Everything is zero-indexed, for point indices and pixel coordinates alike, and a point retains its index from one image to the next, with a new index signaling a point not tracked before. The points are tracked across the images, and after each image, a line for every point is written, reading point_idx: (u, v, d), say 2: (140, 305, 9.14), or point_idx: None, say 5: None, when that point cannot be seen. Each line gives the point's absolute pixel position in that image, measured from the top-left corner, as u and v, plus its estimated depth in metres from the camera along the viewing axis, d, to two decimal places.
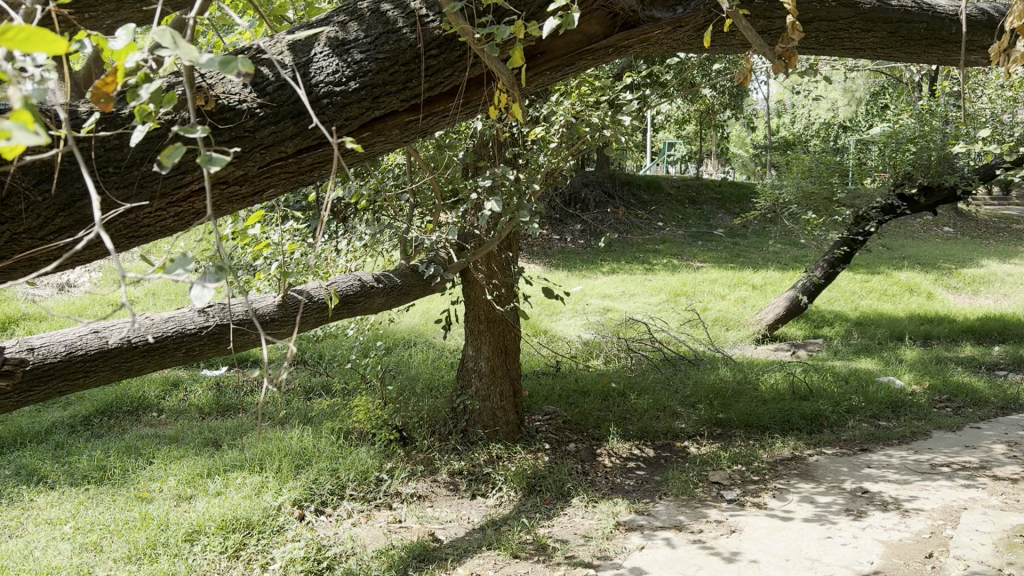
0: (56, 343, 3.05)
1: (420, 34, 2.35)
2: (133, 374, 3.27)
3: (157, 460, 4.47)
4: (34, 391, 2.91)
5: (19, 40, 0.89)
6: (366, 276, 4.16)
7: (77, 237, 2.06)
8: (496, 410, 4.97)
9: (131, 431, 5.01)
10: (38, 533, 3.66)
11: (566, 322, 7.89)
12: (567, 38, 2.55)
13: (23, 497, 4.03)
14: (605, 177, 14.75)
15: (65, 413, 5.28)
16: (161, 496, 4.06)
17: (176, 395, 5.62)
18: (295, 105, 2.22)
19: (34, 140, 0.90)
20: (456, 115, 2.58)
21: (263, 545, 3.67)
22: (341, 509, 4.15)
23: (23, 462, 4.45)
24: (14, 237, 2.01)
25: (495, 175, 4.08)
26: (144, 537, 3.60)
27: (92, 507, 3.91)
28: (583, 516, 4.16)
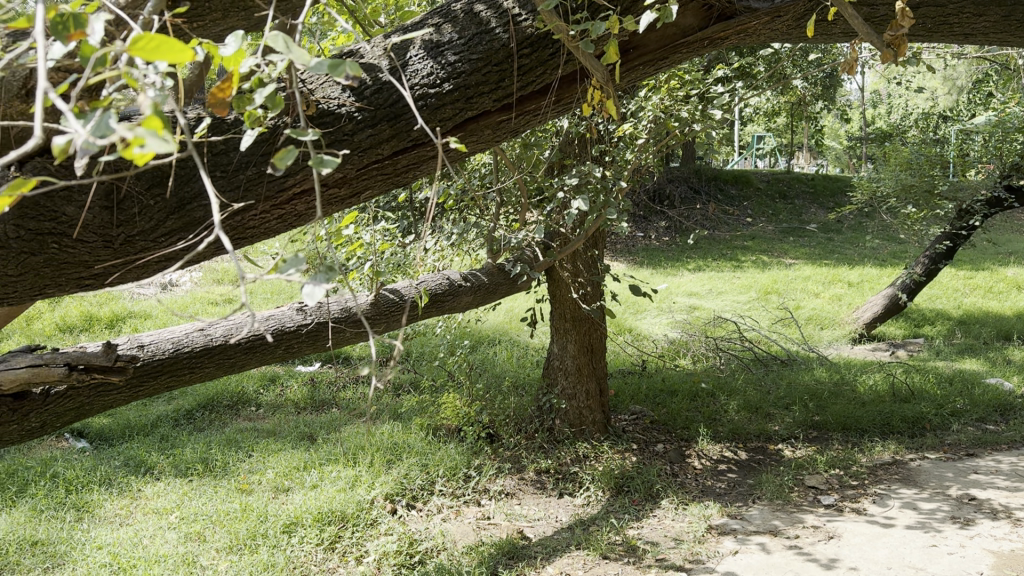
0: (164, 341, 3.21)
1: (513, 33, 2.35)
2: (237, 371, 3.37)
3: (256, 453, 4.62)
4: (145, 386, 3.11)
5: (148, 48, 0.92)
6: (454, 275, 4.19)
7: (185, 239, 2.15)
8: (582, 409, 4.94)
9: (231, 425, 5.19)
10: (146, 522, 3.83)
11: (652, 320, 7.81)
12: (661, 32, 2.50)
13: (132, 487, 4.21)
14: (690, 173, 14.50)
15: (170, 407, 5.51)
16: (260, 488, 4.20)
17: (273, 390, 5.81)
18: (392, 107, 2.25)
19: (165, 144, 0.93)
20: (548, 112, 2.57)
21: (358, 538, 3.75)
22: (431, 504, 4.20)
23: (131, 453, 4.67)
24: (129, 240, 2.11)
25: (581, 172, 4.05)
26: (244, 528, 3.71)
27: (196, 497, 4.07)
28: (674, 518, 4.10)
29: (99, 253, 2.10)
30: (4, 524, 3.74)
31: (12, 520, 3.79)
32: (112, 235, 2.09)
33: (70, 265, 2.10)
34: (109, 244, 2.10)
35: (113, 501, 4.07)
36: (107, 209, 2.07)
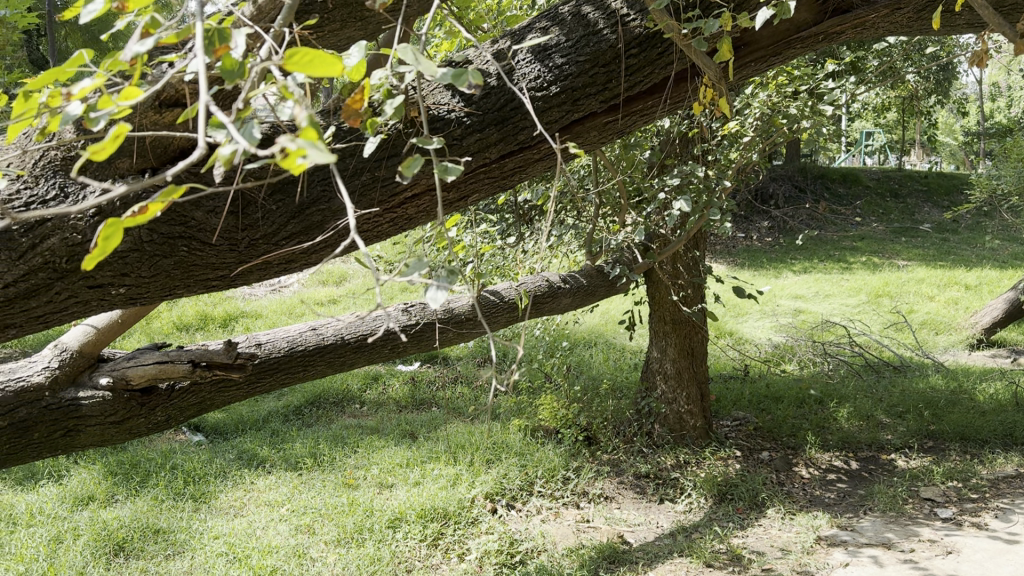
0: (279, 340, 3.35)
1: (621, 34, 2.34)
2: (345, 369, 3.50)
3: (361, 449, 4.75)
4: (261, 382, 3.24)
5: (304, 62, 0.95)
6: (553, 277, 4.18)
7: (305, 241, 2.26)
8: (683, 414, 4.86)
9: (337, 421, 5.35)
10: (259, 513, 3.98)
11: (755, 324, 7.63)
12: (772, 28, 2.44)
13: (245, 479, 4.39)
14: (795, 171, 14.09)
15: (280, 403, 5.73)
16: (365, 483, 4.31)
17: (375, 388, 5.96)
18: (500, 112, 2.28)
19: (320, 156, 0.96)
20: (655, 113, 2.54)
21: (460, 535, 3.80)
22: (531, 505, 4.21)
23: (244, 447, 4.87)
24: (252, 243, 2.22)
25: (683, 172, 3.99)
26: (352, 522, 3.82)
27: (305, 491, 4.21)
28: (780, 528, 3.99)
29: (225, 255, 2.21)
30: (130, 511, 3.95)
31: (136, 508, 4.00)
32: (237, 238, 2.20)
33: (198, 266, 2.20)
34: (235, 248, 2.20)
35: (228, 492, 4.25)
36: (233, 214, 2.18)
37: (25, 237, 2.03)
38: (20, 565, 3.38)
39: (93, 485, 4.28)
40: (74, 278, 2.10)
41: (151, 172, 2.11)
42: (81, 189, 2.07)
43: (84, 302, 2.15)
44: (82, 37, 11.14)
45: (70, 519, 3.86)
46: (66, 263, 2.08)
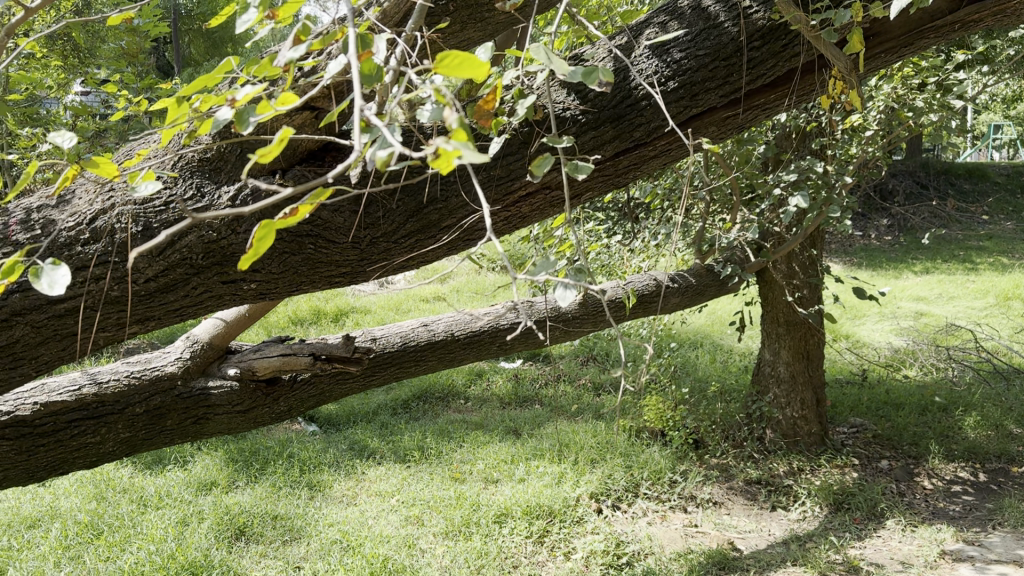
0: (393, 335, 3.47)
1: (744, 27, 2.28)
2: (455, 365, 3.58)
3: (467, 444, 4.81)
4: (376, 375, 3.35)
5: (451, 65, 0.95)
6: (662, 275, 4.07)
7: (422, 239, 2.32)
8: (797, 419, 4.72)
9: (443, 416, 5.45)
10: (371, 503, 4.09)
11: (872, 327, 7.35)
12: (904, 17, 2.32)
13: (357, 469, 4.53)
14: (915, 167, 13.47)
15: (388, 396, 5.87)
16: (472, 477, 4.38)
17: (479, 384, 6.04)
18: (615, 109, 2.24)
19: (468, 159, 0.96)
20: (779, 107, 2.44)
21: (565, 534, 3.80)
22: (637, 506, 4.16)
23: (355, 438, 5.01)
24: (373, 241, 2.28)
25: (801, 168, 3.87)
26: (459, 516, 3.87)
27: (414, 483, 4.30)
28: (900, 541, 3.82)
29: (347, 253, 2.27)
30: (249, 497, 4.13)
31: (256, 494, 4.17)
32: (359, 235, 2.26)
33: (324, 263, 2.27)
34: (357, 245, 2.26)
35: (341, 482, 4.38)
36: (356, 212, 2.24)
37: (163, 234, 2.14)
38: (151, 544, 3.55)
39: (215, 471, 4.49)
40: (209, 274, 2.21)
41: (281, 172, 2.17)
42: (216, 189, 2.17)
43: (218, 296, 2.27)
44: (205, 44, 11.75)
45: (195, 502, 4.06)
46: (202, 259, 2.18)
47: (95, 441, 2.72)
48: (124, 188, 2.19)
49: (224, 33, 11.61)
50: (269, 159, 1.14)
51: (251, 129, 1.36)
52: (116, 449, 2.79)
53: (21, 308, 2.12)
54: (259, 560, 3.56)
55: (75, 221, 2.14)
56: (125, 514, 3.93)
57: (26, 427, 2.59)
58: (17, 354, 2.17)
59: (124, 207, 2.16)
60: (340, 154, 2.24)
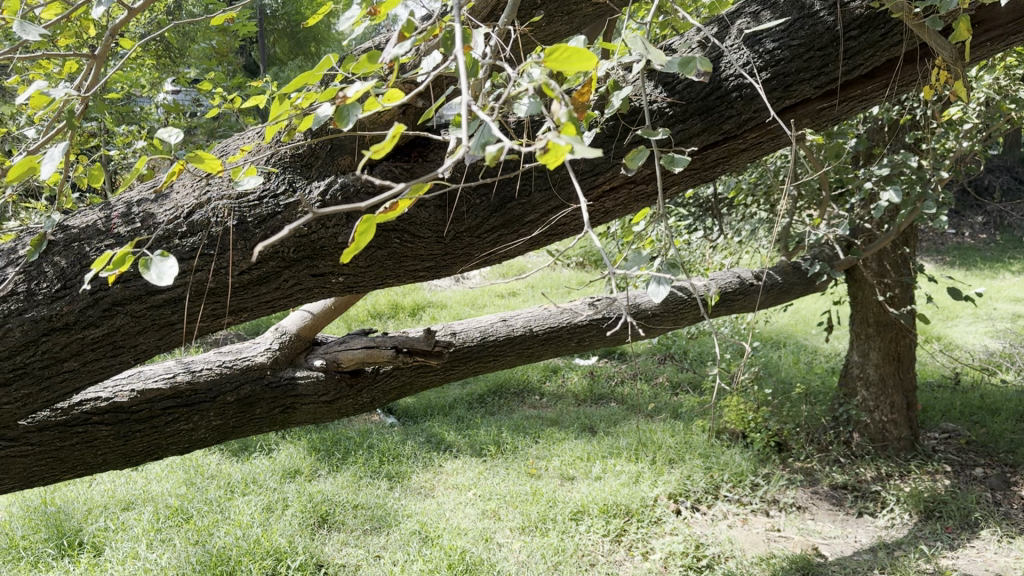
0: (472, 329, 3.49)
1: (840, 16, 2.21)
2: (533, 361, 3.59)
3: (542, 440, 4.81)
4: (455, 369, 3.37)
5: (560, 60, 0.93)
6: (746, 273, 3.99)
7: (506, 233, 2.30)
8: (886, 423, 4.57)
9: (518, 411, 5.46)
10: (448, 496, 4.14)
11: (965, 330, 7.06)
12: (1014, 3, 2.22)
13: (435, 462, 4.58)
14: (1014, 162, 12.89)
15: (464, 391, 5.93)
16: (548, 474, 4.38)
17: (555, 380, 6.04)
18: (704, 101, 2.16)
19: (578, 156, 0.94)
20: (875, 98, 2.36)
21: (643, 534, 3.76)
22: (717, 509, 4.09)
23: (433, 431, 5.07)
24: (457, 236, 2.28)
25: (893, 162, 3.74)
26: (536, 511, 3.87)
27: (491, 477, 4.32)
28: (996, 552, 3.66)
29: (431, 247, 2.29)
30: (332, 486, 4.22)
31: (337, 483, 4.26)
32: (444, 230, 2.27)
33: (409, 257, 2.29)
34: (441, 240, 2.28)
35: (419, 473, 4.44)
36: (441, 207, 2.26)
37: (256, 228, 2.20)
38: (238, 530, 3.64)
39: (299, 460, 4.60)
40: (299, 267, 2.26)
41: (368, 168, 2.20)
42: (307, 184, 2.21)
43: (307, 289, 2.32)
44: (289, 45, 12.10)
45: (280, 490, 4.17)
46: (293, 253, 2.23)
47: (187, 428, 2.83)
48: (221, 182, 2.24)
49: (305, 33, 11.89)
50: (382, 155, 1.17)
51: (352, 125, 1.39)
52: (208, 436, 2.89)
53: (122, 298, 2.22)
54: (341, 548, 3.63)
55: (173, 215, 2.22)
56: (214, 499, 4.06)
57: (124, 413, 2.73)
58: (117, 343, 2.28)
59: (220, 201, 2.22)
60: (425, 150, 2.25)
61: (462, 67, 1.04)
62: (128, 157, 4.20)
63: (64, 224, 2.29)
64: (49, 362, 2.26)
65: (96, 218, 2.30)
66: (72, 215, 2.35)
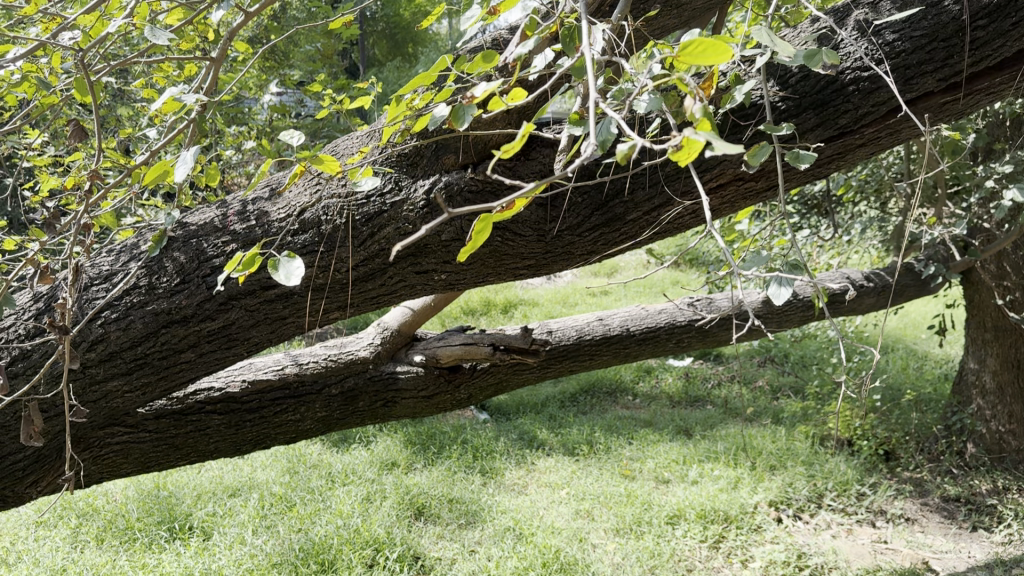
0: (569, 328, 3.49)
1: (967, 4, 2.09)
2: (630, 361, 3.58)
3: (636, 441, 4.77)
4: (551, 368, 3.36)
5: (694, 54, 0.91)
6: (855, 275, 3.86)
7: (608, 232, 2.25)
8: (1002, 434, 4.25)
9: (611, 411, 5.45)
10: (541, 494, 4.15)
11: None
12: None
13: (528, 460, 4.60)
14: None
15: (557, 389, 5.95)
16: (642, 476, 4.34)
17: (648, 381, 6.00)
18: (818, 95, 2.09)
19: (713, 154, 0.91)
20: (1005, 91, 2.20)
21: (743, 541, 3.68)
22: (820, 518, 3.96)
23: (525, 428, 5.10)
24: (558, 235, 2.27)
25: (1016, 158, 3.53)
26: (631, 514, 3.83)
27: (584, 476, 4.31)
28: None
29: (532, 246, 2.29)
30: (427, 479, 4.29)
31: (433, 476, 4.32)
32: (546, 229, 2.27)
33: (510, 255, 2.30)
34: (542, 237, 2.27)
35: (512, 470, 4.47)
36: (543, 205, 2.25)
37: (364, 226, 2.25)
38: (339, 519, 3.73)
39: (396, 452, 4.69)
40: (404, 264, 2.30)
41: (472, 167, 2.22)
42: (413, 184, 2.23)
43: (411, 285, 2.36)
44: (388, 46, 12.36)
45: (378, 481, 4.26)
46: (398, 251, 2.27)
47: (294, 419, 2.94)
48: (330, 181, 2.29)
49: (401, 35, 12.15)
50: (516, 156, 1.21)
51: (467, 125, 1.41)
52: (313, 426, 3.00)
53: (236, 292, 2.31)
54: (437, 541, 3.68)
55: (286, 213, 2.30)
56: (316, 488, 4.18)
57: (235, 403, 2.85)
58: (231, 336, 2.37)
59: (330, 200, 2.28)
60: (529, 149, 2.23)
61: (593, 64, 1.02)
62: (239, 158, 4.38)
63: (184, 221, 2.41)
64: (168, 352, 2.37)
65: (212, 215, 2.40)
66: (191, 212, 2.46)
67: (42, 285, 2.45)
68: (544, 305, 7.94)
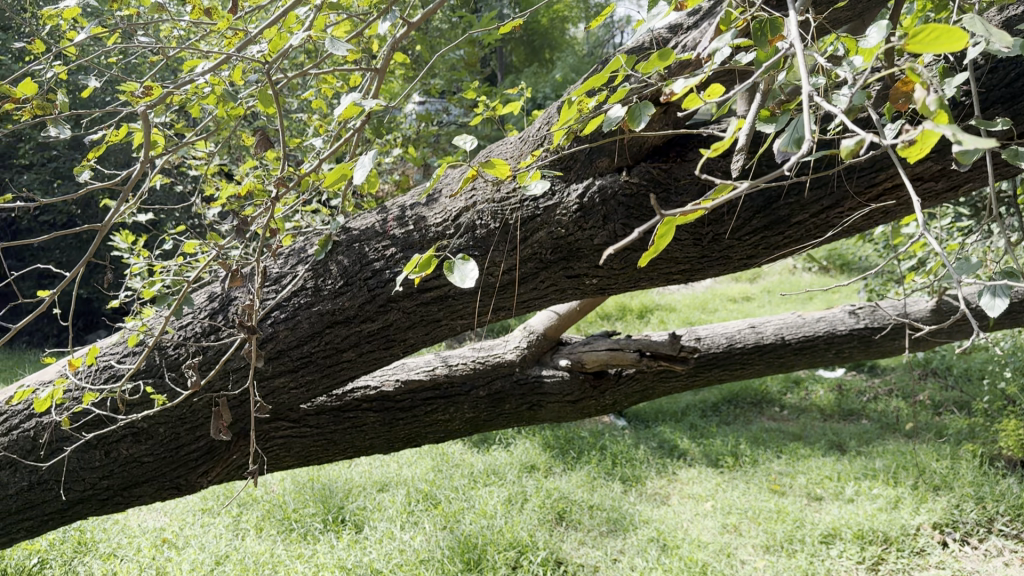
0: (718, 335, 3.41)
1: None
2: (784, 371, 3.44)
3: (785, 455, 4.62)
4: (699, 376, 3.28)
5: (927, 41, 0.84)
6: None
7: (772, 236, 2.16)
8: None
9: (756, 423, 5.31)
10: (685, 506, 4.06)
11: None
12: None
13: (670, 469, 4.53)
14: None
15: (699, 399, 5.86)
16: (793, 491, 4.18)
17: (796, 394, 5.86)
18: (1009, 89, 1.91)
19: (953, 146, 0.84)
20: None
21: (904, 565, 3.46)
22: (990, 544, 3.65)
23: (666, 437, 5.04)
24: (717, 237, 2.18)
25: None
26: (782, 531, 3.69)
27: (730, 489, 4.19)
28: None
29: (688, 249, 2.21)
30: (568, 483, 4.28)
31: (573, 481, 4.32)
32: (703, 232, 2.18)
33: (664, 259, 2.24)
34: (699, 241, 2.19)
35: (654, 479, 4.41)
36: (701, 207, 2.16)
37: (517, 230, 2.25)
38: (483, 519, 3.79)
39: (535, 455, 4.72)
40: (556, 269, 2.29)
41: (627, 170, 2.19)
42: (566, 187, 2.22)
43: (562, 289, 2.35)
44: (525, 53, 12.51)
45: (519, 483, 4.30)
46: (550, 255, 2.27)
47: (444, 419, 3.00)
48: (484, 186, 2.31)
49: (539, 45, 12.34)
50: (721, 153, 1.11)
51: (643, 126, 1.37)
52: (462, 427, 3.05)
53: (396, 295, 2.37)
54: (579, 547, 3.66)
55: (442, 218, 2.34)
56: (459, 487, 4.26)
57: (389, 402, 2.94)
58: (389, 337, 2.44)
59: (484, 204, 2.29)
60: (686, 152, 2.18)
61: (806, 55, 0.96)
62: (391, 166, 4.55)
63: (347, 226, 2.50)
64: (331, 352, 2.48)
65: (374, 220, 2.48)
66: (354, 218, 2.56)
67: (218, 286, 2.60)
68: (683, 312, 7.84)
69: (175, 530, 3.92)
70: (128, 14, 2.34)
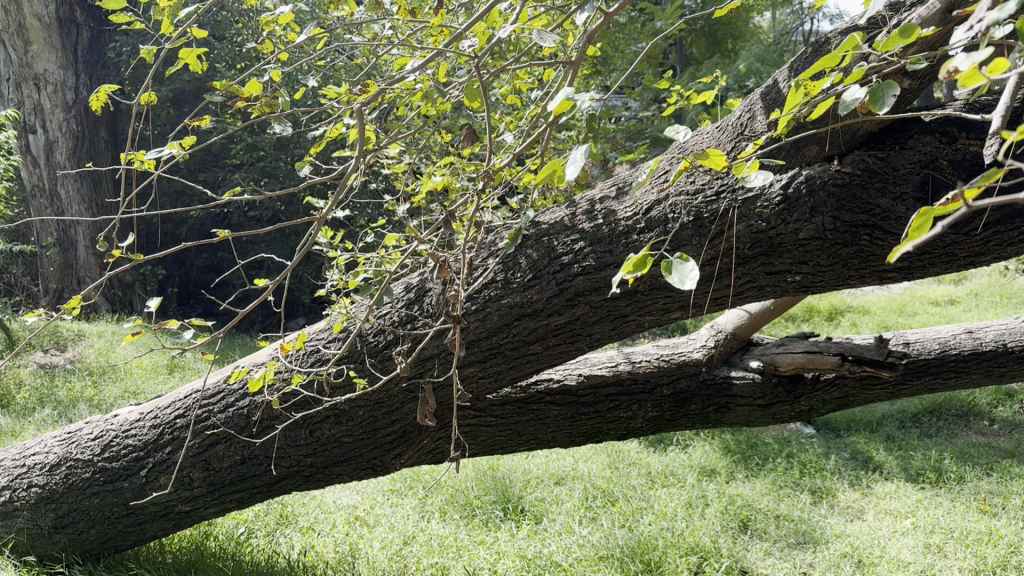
0: (930, 341, 3.15)
1: None
2: (1004, 380, 3.16)
3: (997, 473, 4.22)
4: (908, 385, 3.03)
5: None
6: None
7: (1006, 232, 1.94)
8: None
9: (962, 437, 4.90)
10: (882, 521, 3.79)
11: None
12: None
13: (863, 482, 4.27)
14: None
15: (896, 409, 5.49)
16: (1007, 513, 3.80)
17: (1009, 408, 5.36)
18: None
19: None
20: None
21: None
22: None
23: (860, 447, 4.75)
24: (940, 233, 1.99)
25: None
26: (994, 555, 3.36)
27: (932, 507, 3.88)
28: None
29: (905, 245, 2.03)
30: (752, 490, 4.12)
31: (757, 489, 4.14)
32: None
33: (878, 256, 2.05)
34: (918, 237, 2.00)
35: (847, 491, 4.16)
36: (922, 200, 1.96)
37: (712, 223, 2.16)
38: (664, 521, 3.71)
39: (715, 459, 4.58)
40: (754, 264, 2.17)
41: (838, 158, 2.04)
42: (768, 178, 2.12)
43: (759, 287, 2.22)
44: (706, 44, 12.15)
45: (699, 487, 4.18)
46: (748, 250, 2.15)
47: (627, 416, 2.98)
48: (679, 179, 2.24)
49: (721, 38, 12.01)
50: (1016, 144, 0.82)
51: (888, 108, 1.27)
52: (644, 425, 3.03)
53: (583, 289, 2.35)
54: (765, 557, 3.50)
55: (633, 211, 2.29)
56: (637, 486, 4.20)
57: (572, 396, 2.95)
58: (575, 330, 2.43)
59: (678, 197, 2.22)
60: (905, 139, 2.01)
61: None
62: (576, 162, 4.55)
63: (536, 220, 2.50)
64: (519, 344, 2.50)
65: (563, 214, 2.47)
66: (543, 212, 2.55)
67: (415, 277, 2.69)
68: (875, 316, 7.38)
69: (366, 508, 4.13)
70: (342, 15, 2.45)
